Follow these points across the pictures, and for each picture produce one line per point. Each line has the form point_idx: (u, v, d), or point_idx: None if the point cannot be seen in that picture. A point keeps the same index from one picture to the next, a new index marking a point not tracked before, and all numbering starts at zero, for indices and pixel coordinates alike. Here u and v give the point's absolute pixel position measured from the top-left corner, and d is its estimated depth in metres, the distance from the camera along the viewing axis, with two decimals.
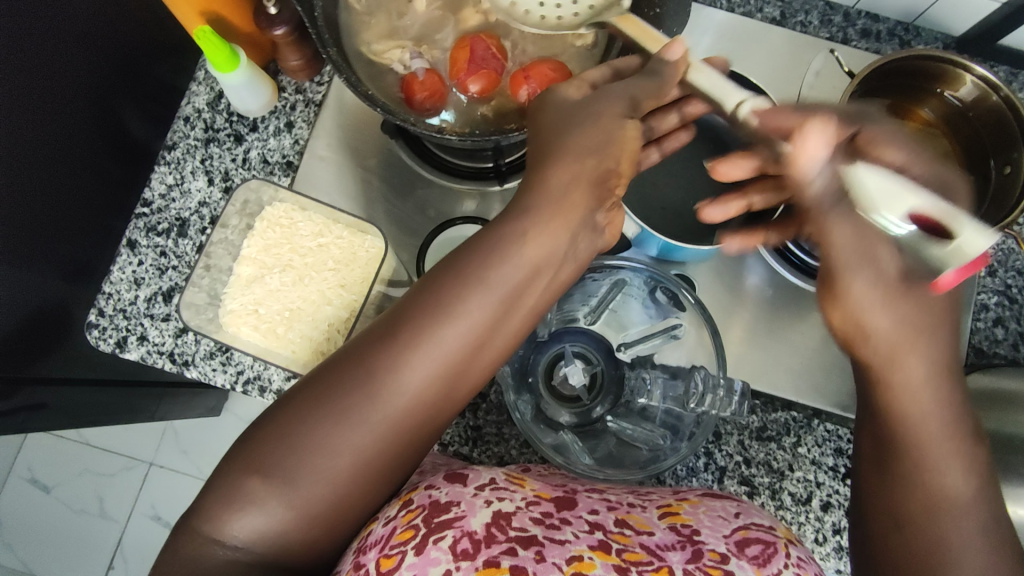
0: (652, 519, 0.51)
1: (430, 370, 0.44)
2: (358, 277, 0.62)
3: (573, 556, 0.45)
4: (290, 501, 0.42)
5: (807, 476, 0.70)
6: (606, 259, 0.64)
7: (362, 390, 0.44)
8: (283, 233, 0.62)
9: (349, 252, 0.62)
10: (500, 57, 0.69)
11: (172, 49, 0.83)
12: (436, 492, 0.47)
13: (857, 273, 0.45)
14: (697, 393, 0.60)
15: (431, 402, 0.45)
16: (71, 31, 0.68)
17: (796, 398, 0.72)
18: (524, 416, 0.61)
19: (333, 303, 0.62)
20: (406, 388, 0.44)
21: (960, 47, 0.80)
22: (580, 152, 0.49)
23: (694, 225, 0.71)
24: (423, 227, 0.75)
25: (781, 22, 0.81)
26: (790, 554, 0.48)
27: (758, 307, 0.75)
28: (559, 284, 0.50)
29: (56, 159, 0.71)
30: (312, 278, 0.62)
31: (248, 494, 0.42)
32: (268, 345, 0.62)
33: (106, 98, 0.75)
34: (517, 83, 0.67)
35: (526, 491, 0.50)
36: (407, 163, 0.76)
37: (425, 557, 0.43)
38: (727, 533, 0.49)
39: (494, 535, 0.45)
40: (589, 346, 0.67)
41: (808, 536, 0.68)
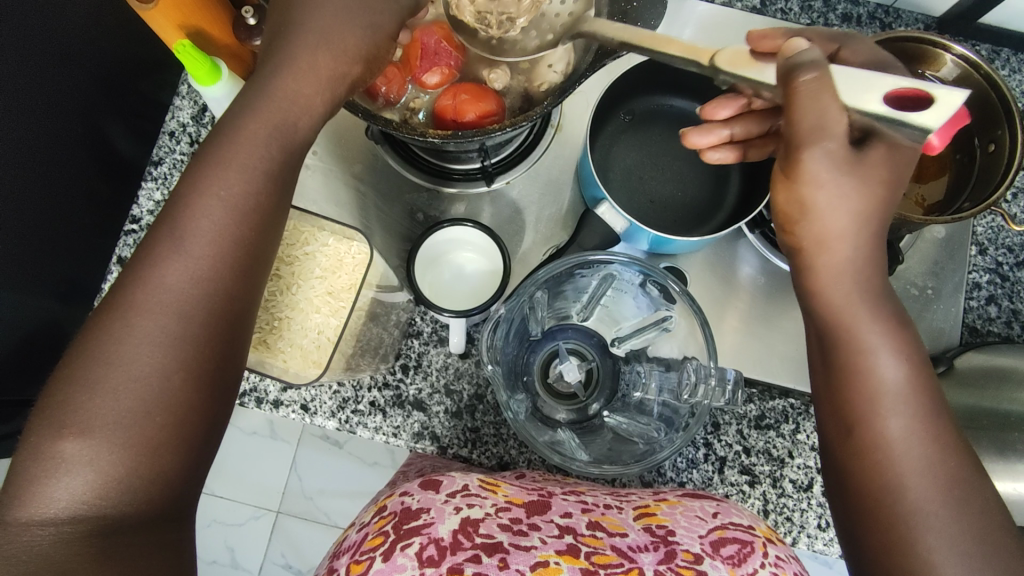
0: (627, 521, 0.51)
1: (199, 252, 0.44)
2: (345, 283, 0.60)
3: (538, 563, 0.44)
4: (94, 466, 0.39)
5: (808, 463, 0.70)
6: (593, 253, 0.62)
7: (110, 340, 0.41)
8: None
9: (336, 260, 0.60)
10: (454, 49, 0.67)
11: (154, 65, 0.83)
12: (409, 499, 0.48)
13: (855, 306, 0.48)
14: (691, 383, 0.60)
15: (211, 283, 0.44)
16: (50, 53, 0.68)
17: (793, 385, 0.72)
18: (517, 416, 0.60)
19: (321, 312, 0.59)
20: (173, 284, 0.43)
21: (941, 27, 0.80)
22: (317, 44, 0.48)
23: (681, 216, 0.73)
24: (412, 231, 0.76)
25: (762, 10, 0.81)
26: (766, 553, 0.48)
27: (752, 297, 0.75)
28: (321, 72, 0.48)
29: (44, 183, 0.71)
30: (300, 288, 0.59)
31: (45, 467, 0.39)
32: (260, 356, 0.59)
33: (90, 118, 0.75)
34: (473, 91, 0.65)
35: (498, 497, 0.51)
36: (393, 168, 0.75)
37: (391, 563, 0.43)
38: (703, 533, 0.49)
39: (461, 541, 0.45)
40: (582, 342, 0.67)
41: (811, 522, 0.69)
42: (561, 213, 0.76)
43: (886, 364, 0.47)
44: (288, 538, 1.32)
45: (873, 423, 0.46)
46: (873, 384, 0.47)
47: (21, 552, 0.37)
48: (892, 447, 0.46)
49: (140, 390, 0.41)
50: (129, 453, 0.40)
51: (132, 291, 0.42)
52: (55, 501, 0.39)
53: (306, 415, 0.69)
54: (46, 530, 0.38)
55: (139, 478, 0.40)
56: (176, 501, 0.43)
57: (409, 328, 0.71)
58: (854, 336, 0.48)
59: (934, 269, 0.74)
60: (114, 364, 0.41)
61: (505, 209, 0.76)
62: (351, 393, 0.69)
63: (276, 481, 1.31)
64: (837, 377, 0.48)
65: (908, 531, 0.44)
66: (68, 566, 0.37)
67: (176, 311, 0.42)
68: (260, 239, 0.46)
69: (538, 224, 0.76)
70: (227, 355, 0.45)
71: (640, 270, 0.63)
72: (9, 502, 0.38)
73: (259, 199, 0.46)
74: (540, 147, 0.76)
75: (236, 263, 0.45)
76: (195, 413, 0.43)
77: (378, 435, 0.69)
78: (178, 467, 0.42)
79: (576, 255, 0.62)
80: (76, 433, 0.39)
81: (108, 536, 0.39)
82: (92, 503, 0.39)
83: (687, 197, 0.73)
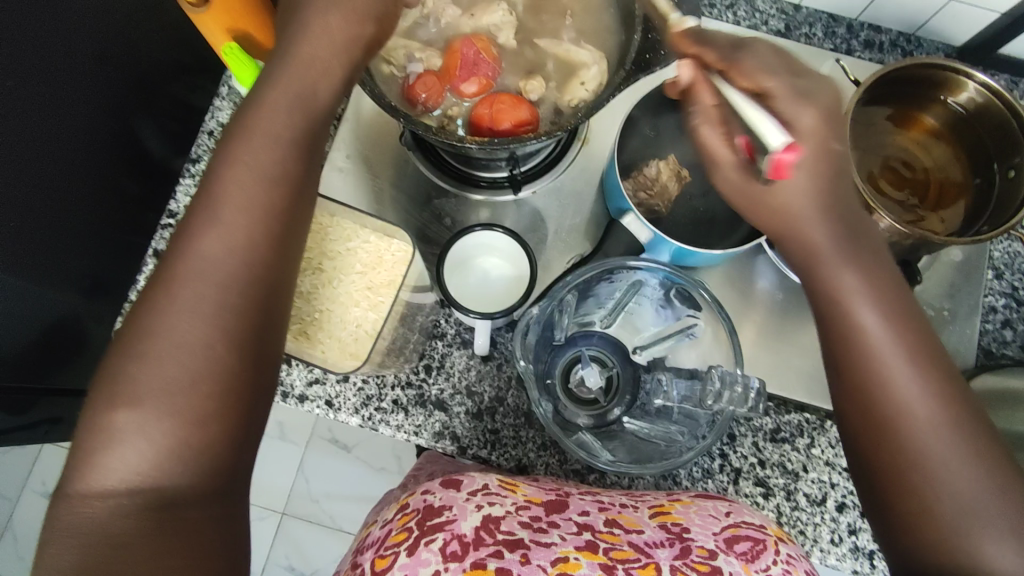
0: (643, 518, 0.52)
1: (229, 223, 0.45)
2: (385, 280, 0.61)
3: (558, 558, 0.45)
4: (149, 438, 0.41)
5: (821, 477, 0.71)
6: (619, 260, 0.64)
7: (154, 315, 0.43)
8: (314, 238, 0.62)
9: (377, 257, 0.62)
10: (491, 61, 0.69)
11: (187, 68, 0.86)
12: (431, 497, 0.50)
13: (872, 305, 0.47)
14: (714, 391, 0.60)
15: (244, 252, 0.45)
16: (89, 54, 0.70)
17: (807, 399, 0.73)
18: (546, 415, 0.61)
19: (360, 305, 0.61)
20: (210, 252, 0.44)
21: (961, 56, 0.82)
22: None
23: (705, 231, 0.75)
24: (438, 235, 0.77)
25: (787, 33, 0.83)
26: (780, 550, 0.49)
27: (769, 311, 0.77)
28: None
29: (74, 175, 0.73)
30: (341, 281, 0.61)
31: (103, 431, 0.41)
32: (300, 347, 0.60)
33: (122, 115, 0.77)
34: (514, 100, 0.67)
35: (518, 496, 0.52)
36: (423, 174, 0.78)
37: (415, 558, 0.45)
38: (717, 530, 0.50)
39: (483, 538, 0.46)
40: (604, 350, 0.69)
41: (824, 536, 0.69)
42: (583, 223, 0.77)
43: (866, 313, 0.47)
44: (293, 540, 1.30)
45: (850, 309, 0.47)
46: (894, 410, 0.45)
47: (80, 524, 0.39)
48: (913, 427, 0.44)
49: (183, 359, 0.42)
50: (176, 424, 0.41)
51: (173, 264, 0.44)
52: (112, 473, 0.40)
53: (330, 410, 0.71)
54: (104, 502, 0.40)
55: (188, 450, 0.42)
56: (227, 478, 0.43)
57: (433, 329, 0.73)
58: (847, 309, 0.47)
59: (950, 291, 0.76)
60: (159, 336, 0.42)
61: (530, 218, 0.78)
62: (375, 390, 0.71)
63: (284, 483, 1.32)
64: (853, 393, 0.47)
65: (976, 548, 0.42)
66: (122, 539, 0.39)
67: (215, 280, 0.44)
68: (292, 207, 0.48)
69: (560, 233, 0.77)
70: (265, 323, 0.46)
71: (667, 276, 0.65)
72: (70, 475, 0.41)
73: (286, 166, 0.48)
74: (567, 158, 0.77)
75: (270, 231, 0.46)
76: (238, 380, 0.44)
77: (400, 433, 0.71)
78: (226, 440, 0.43)
79: (601, 263, 0.63)
80: (128, 404, 0.41)
81: (163, 509, 0.40)
82: (146, 476, 0.41)
83: (708, 211, 0.75)
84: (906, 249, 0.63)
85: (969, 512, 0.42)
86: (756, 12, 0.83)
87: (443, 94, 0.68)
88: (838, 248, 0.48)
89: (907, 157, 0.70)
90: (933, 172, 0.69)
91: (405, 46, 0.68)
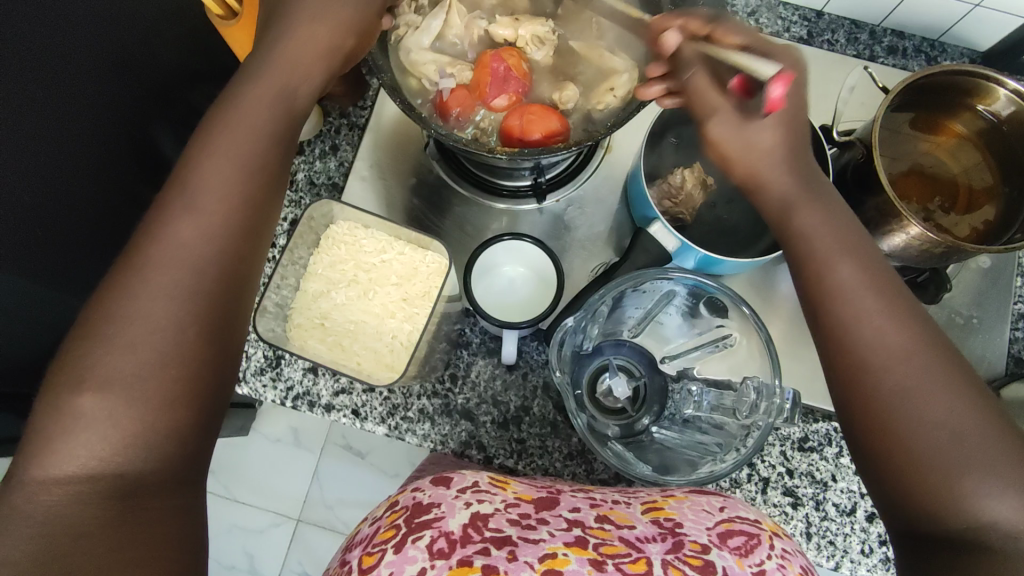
0: (635, 514, 0.52)
1: (201, 220, 0.47)
2: (420, 290, 0.62)
3: (546, 554, 0.45)
4: (115, 422, 0.42)
5: (851, 487, 0.70)
6: (647, 272, 0.63)
7: (124, 304, 0.44)
8: (348, 249, 0.63)
9: (411, 267, 0.62)
10: (521, 75, 0.69)
11: (203, 75, 0.86)
12: (421, 495, 0.50)
13: (828, 248, 0.50)
14: (750, 403, 0.61)
15: (219, 248, 0.48)
16: (114, 65, 0.71)
17: (835, 408, 0.73)
18: (582, 426, 0.60)
19: (395, 317, 0.62)
20: (179, 243, 0.46)
21: (985, 61, 0.82)
22: None
23: (730, 239, 0.75)
24: (461, 243, 0.77)
25: (809, 40, 0.83)
26: (774, 545, 0.48)
27: (795, 319, 0.76)
28: None
29: (96, 185, 0.73)
30: (376, 292, 0.62)
31: (77, 419, 0.41)
32: (336, 358, 0.61)
33: (144, 125, 0.78)
34: (546, 109, 0.67)
35: (508, 494, 0.52)
36: (446, 182, 0.78)
37: (403, 555, 0.45)
38: (710, 525, 0.49)
39: (469, 535, 0.46)
40: (632, 360, 0.68)
41: (854, 547, 0.69)
42: (607, 230, 0.77)
43: (841, 271, 0.49)
44: (307, 546, 1.29)
45: (810, 252, 0.51)
46: (865, 343, 0.46)
47: (40, 512, 0.39)
48: (881, 360, 0.45)
49: (156, 343, 0.44)
50: (145, 408, 0.43)
51: (144, 250, 0.46)
52: (73, 458, 0.41)
53: (356, 420, 0.71)
54: (65, 489, 0.40)
55: (156, 436, 0.43)
56: (189, 466, 0.44)
57: (458, 337, 0.73)
58: (826, 272, 0.49)
59: (978, 298, 0.75)
60: (129, 322, 0.44)
61: (554, 226, 0.77)
62: (401, 400, 0.71)
63: (299, 489, 1.32)
64: (825, 336, 0.48)
65: (969, 502, 0.40)
66: (85, 529, 0.39)
67: (184, 266, 0.46)
68: (262, 203, 0.51)
69: (584, 241, 0.77)
70: (230, 313, 0.48)
71: (698, 286, 0.64)
72: (28, 461, 0.41)
73: (260, 165, 0.51)
74: (590, 167, 0.77)
75: (240, 228, 0.49)
76: (205, 367, 0.45)
77: (426, 443, 0.71)
78: (192, 423, 0.44)
79: (631, 276, 0.62)
80: (95, 388, 0.42)
81: (127, 497, 0.41)
82: (107, 461, 0.41)
83: (733, 220, 0.75)
84: (937, 257, 0.63)
85: (938, 432, 0.42)
86: (779, 19, 0.83)
87: (474, 106, 0.69)
88: (801, 197, 0.53)
89: (935, 165, 0.69)
90: (961, 178, 0.69)
91: (436, 61, 0.69)
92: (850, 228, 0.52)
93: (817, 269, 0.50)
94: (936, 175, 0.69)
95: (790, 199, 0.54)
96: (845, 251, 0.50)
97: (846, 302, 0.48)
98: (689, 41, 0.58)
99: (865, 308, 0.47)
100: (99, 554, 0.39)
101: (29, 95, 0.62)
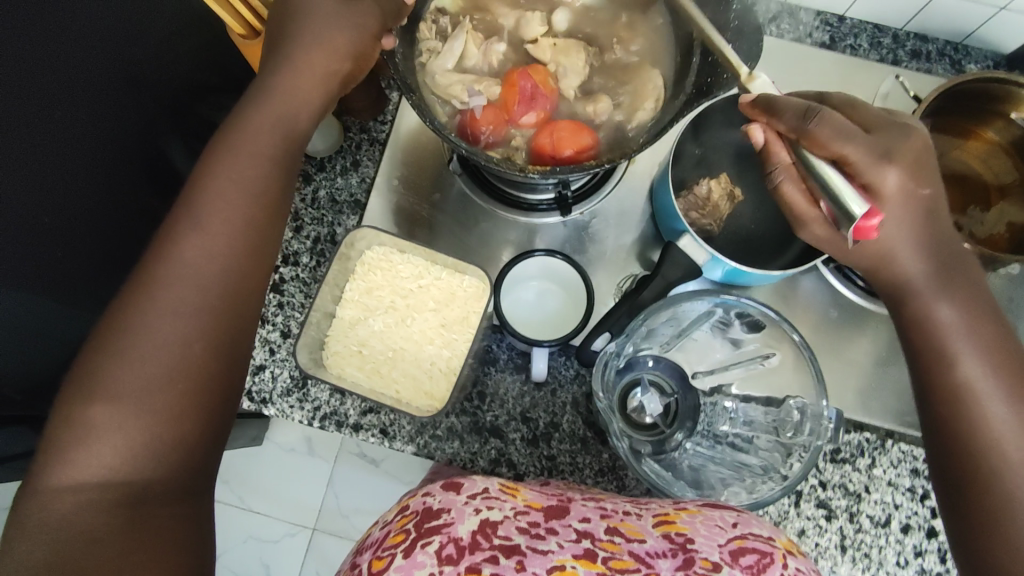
0: (646, 527, 0.51)
1: (212, 231, 0.47)
2: (457, 316, 0.66)
3: (555, 566, 0.45)
4: (125, 432, 0.41)
5: (885, 498, 0.70)
6: (683, 296, 0.63)
7: (135, 313, 0.44)
8: (384, 276, 0.67)
9: (448, 293, 0.67)
10: (548, 92, 0.69)
11: (214, 88, 0.84)
12: (431, 500, 0.49)
13: (952, 329, 0.52)
14: (793, 423, 0.63)
15: (231, 259, 0.48)
16: (125, 77, 0.69)
17: (867, 418, 0.72)
18: (626, 449, 0.60)
19: (433, 342, 0.66)
20: (196, 257, 0.46)
21: (1010, 63, 0.81)
22: None
23: (756, 249, 0.74)
24: (486, 258, 0.76)
25: (831, 45, 0.82)
26: (787, 564, 0.46)
27: (823, 328, 0.75)
28: None
29: (113, 204, 0.72)
30: (415, 319, 0.67)
31: (89, 428, 0.41)
32: (374, 386, 0.64)
33: (161, 141, 0.77)
34: (577, 127, 0.67)
35: (518, 501, 0.51)
36: (469, 197, 0.77)
37: (411, 560, 0.44)
38: (722, 542, 0.48)
39: (479, 542, 0.46)
40: (663, 375, 0.68)
41: (890, 559, 0.68)
42: (631, 242, 0.76)
43: (941, 309, 0.53)
44: (325, 557, 1.28)
45: (930, 331, 0.53)
46: (982, 427, 0.48)
47: (55, 520, 0.38)
48: (995, 445, 0.47)
49: (163, 357, 0.43)
50: (154, 418, 0.42)
51: (159, 261, 0.46)
52: (86, 466, 0.40)
53: (384, 440, 0.70)
54: (76, 497, 0.39)
55: (162, 445, 0.42)
56: (198, 477, 0.44)
57: (484, 353, 0.72)
58: (946, 355, 0.51)
59: (1008, 304, 0.74)
60: (138, 335, 0.43)
61: (577, 239, 0.76)
62: (429, 419, 0.70)
63: (315, 500, 1.31)
64: (938, 413, 0.51)
65: None
66: (95, 535, 0.38)
67: (197, 280, 0.46)
68: (273, 224, 0.51)
69: (608, 253, 0.76)
70: (240, 327, 0.48)
71: (723, 302, 0.64)
72: (40, 471, 0.40)
73: (268, 180, 0.51)
74: (613, 179, 0.77)
75: (251, 239, 0.49)
76: (213, 381, 0.45)
77: (455, 462, 0.70)
78: (198, 436, 0.44)
79: (665, 301, 0.64)
80: (105, 400, 0.41)
81: (135, 505, 0.40)
82: (117, 470, 0.41)
83: (758, 230, 0.75)
84: None
85: None
86: (799, 24, 0.82)
87: (503, 125, 0.68)
88: (930, 275, 0.54)
89: (967, 172, 0.70)
90: (993, 184, 0.69)
91: (461, 82, 0.69)
92: (981, 309, 0.53)
93: (940, 349, 0.52)
94: (968, 182, 0.69)
95: (927, 281, 0.54)
96: (948, 288, 0.53)
97: (966, 388, 0.50)
98: (746, 107, 0.55)
99: (962, 344, 0.51)
100: (109, 557, 0.37)
101: (47, 114, 0.62)
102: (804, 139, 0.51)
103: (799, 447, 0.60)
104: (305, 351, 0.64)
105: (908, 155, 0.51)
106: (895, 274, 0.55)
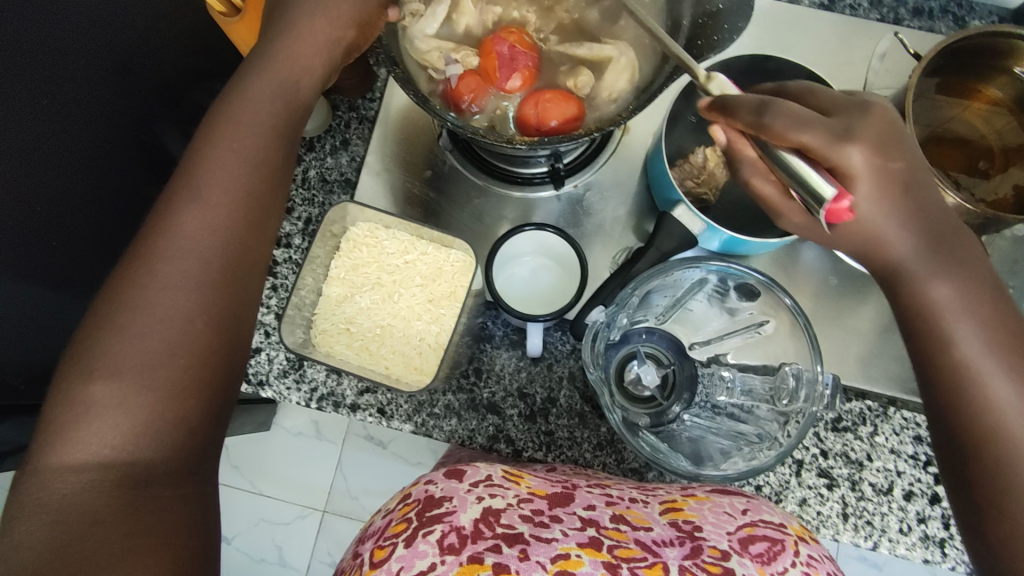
0: (653, 514, 0.51)
1: (200, 209, 0.46)
2: (445, 291, 0.66)
3: (558, 555, 0.44)
4: (127, 410, 0.41)
5: (887, 465, 0.69)
6: (677, 263, 0.62)
7: (125, 295, 0.43)
8: (371, 252, 0.67)
9: (436, 268, 0.66)
10: (525, 50, 0.68)
11: (206, 73, 0.82)
12: (433, 488, 0.49)
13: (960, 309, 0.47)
14: (789, 390, 0.61)
15: (227, 237, 0.47)
16: (112, 64, 0.68)
17: (869, 386, 0.71)
18: (619, 420, 0.59)
19: (422, 319, 0.66)
20: (185, 232, 0.45)
21: (1016, 19, 0.78)
22: None
23: (756, 218, 0.73)
24: (481, 234, 0.76)
25: (830, 6, 0.80)
26: (799, 551, 0.47)
27: (825, 297, 0.74)
28: None
29: (106, 189, 0.71)
30: (402, 295, 0.66)
31: (89, 406, 0.40)
32: (362, 362, 0.65)
33: (150, 125, 0.76)
34: (557, 96, 0.66)
35: (521, 488, 0.51)
36: (461, 173, 0.76)
37: (413, 550, 0.44)
38: (731, 529, 0.48)
39: (481, 530, 0.45)
40: (660, 346, 0.67)
41: (892, 526, 0.68)
42: (627, 214, 0.75)
43: (940, 291, 0.48)
44: (335, 537, 1.30)
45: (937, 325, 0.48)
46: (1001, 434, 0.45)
47: (55, 500, 0.38)
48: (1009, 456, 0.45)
49: (165, 332, 0.43)
50: (155, 395, 0.42)
51: (150, 241, 0.45)
52: (86, 448, 0.40)
53: (382, 418, 0.70)
54: (78, 478, 0.39)
55: (168, 421, 0.42)
56: (198, 455, 0.43)
57: (480, 329, 0.72)
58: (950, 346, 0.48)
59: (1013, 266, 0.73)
60: (136, 310, 0.43)
61: (572, 212, 0.75)
62: (426, 396, 0.70)
63: (323, 483, 1.31)
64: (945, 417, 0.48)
65: None
66: (98, 517, 0.38)
67: (191, 255, 0.45)
68: (271, 198, 0.50)
69: (604, 225, 0.75)
70: (242, 302, 0.47)
71: (722, 270, 0.63)
72: (40, 452, 0.39)
73: (268, 151, 0.50)
74: (606, 151, 0.75)
75: (248, 215, 0.48)
76: (216, 358, 0.44)
77: (454, 439, 0.70)
78: (200, 413, 0.43)
79: (658, 267, 0.62)
80: (105, 375, 0.41)
81: (136, 487, 0.40)
82: (119, 449, 0.40)
83: None
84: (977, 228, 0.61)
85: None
86: None
87: (487, 91, 0.67)
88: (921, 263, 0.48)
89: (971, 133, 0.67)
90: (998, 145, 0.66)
91: (439, 48, 0.67)
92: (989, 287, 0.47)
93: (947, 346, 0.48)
94: (972, 145, 0.67)
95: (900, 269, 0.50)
96: (944, 268, 0.48)
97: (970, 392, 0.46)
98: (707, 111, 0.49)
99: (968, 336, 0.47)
100: (109, 543, 0.37)
101: (35, 102, 0.61)
102: (763, 134, 0.45)
103: (796, 414, 0.59)
104: (296, 332, 0.64)
105: (871, 132, 0.45)
106: (885, 259, 0.50)
